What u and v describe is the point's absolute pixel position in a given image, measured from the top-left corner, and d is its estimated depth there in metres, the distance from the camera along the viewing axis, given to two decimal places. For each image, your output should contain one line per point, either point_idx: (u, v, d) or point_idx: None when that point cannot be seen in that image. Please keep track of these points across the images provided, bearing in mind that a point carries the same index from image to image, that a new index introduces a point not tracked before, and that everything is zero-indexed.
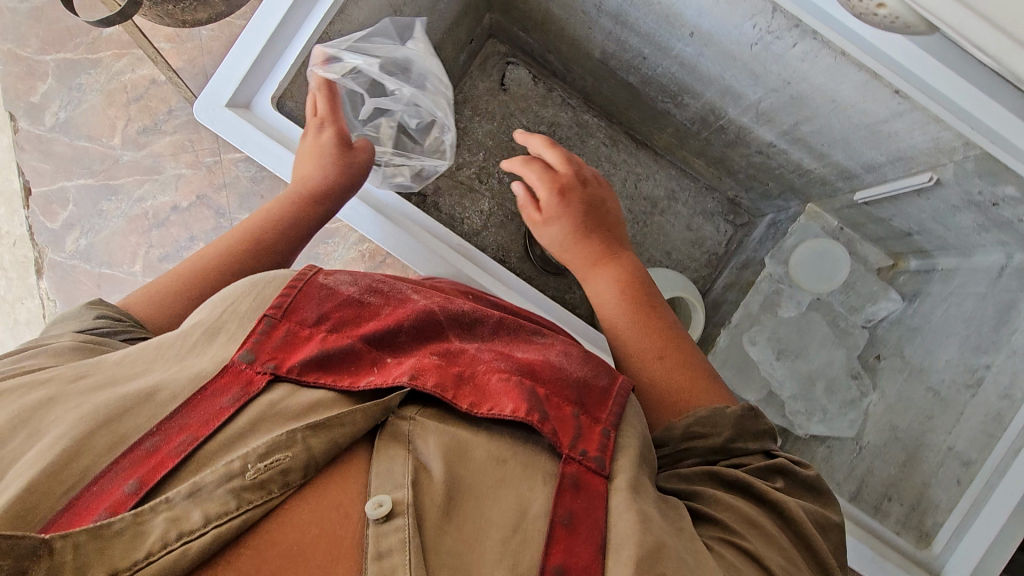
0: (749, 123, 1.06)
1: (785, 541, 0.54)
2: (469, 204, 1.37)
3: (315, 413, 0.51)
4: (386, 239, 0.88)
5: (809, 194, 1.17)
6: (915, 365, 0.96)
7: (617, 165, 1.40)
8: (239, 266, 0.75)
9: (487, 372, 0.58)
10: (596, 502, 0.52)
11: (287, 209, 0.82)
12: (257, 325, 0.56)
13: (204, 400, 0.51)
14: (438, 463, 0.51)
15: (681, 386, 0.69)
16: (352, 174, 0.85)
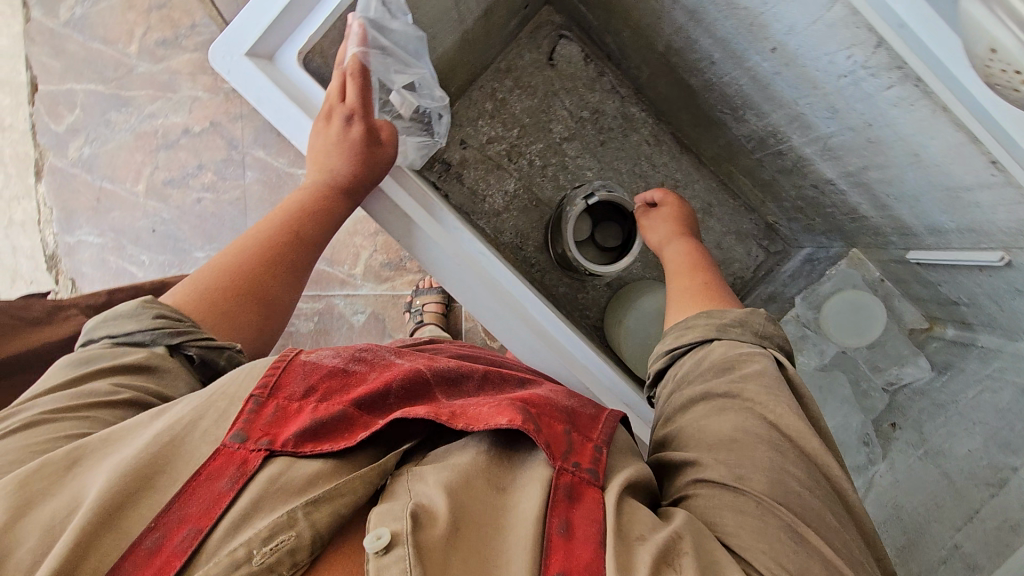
0: (811, 155, 0.97)
1: (770, 435, 0.59)
2: (495, 182, 1.29)
3: (312, 487, 0.48)
4: (407, 235, 0.80)
5: (856, 239, 1.09)
6: (935, 447, 0.90)
7: (656, 167, 1.33)
8: (275, 261, 0.77)
9: (478, 411, 0.55)
10: (598, 505, 0.50)
11: (318, 199, 0.82)
12: (244, 405, 0.52)
13: (202, 485, 0.47)
14: (441, 495, 0.48)
15: (705, 295, 0.81)
16: (374, 166, 0.80)
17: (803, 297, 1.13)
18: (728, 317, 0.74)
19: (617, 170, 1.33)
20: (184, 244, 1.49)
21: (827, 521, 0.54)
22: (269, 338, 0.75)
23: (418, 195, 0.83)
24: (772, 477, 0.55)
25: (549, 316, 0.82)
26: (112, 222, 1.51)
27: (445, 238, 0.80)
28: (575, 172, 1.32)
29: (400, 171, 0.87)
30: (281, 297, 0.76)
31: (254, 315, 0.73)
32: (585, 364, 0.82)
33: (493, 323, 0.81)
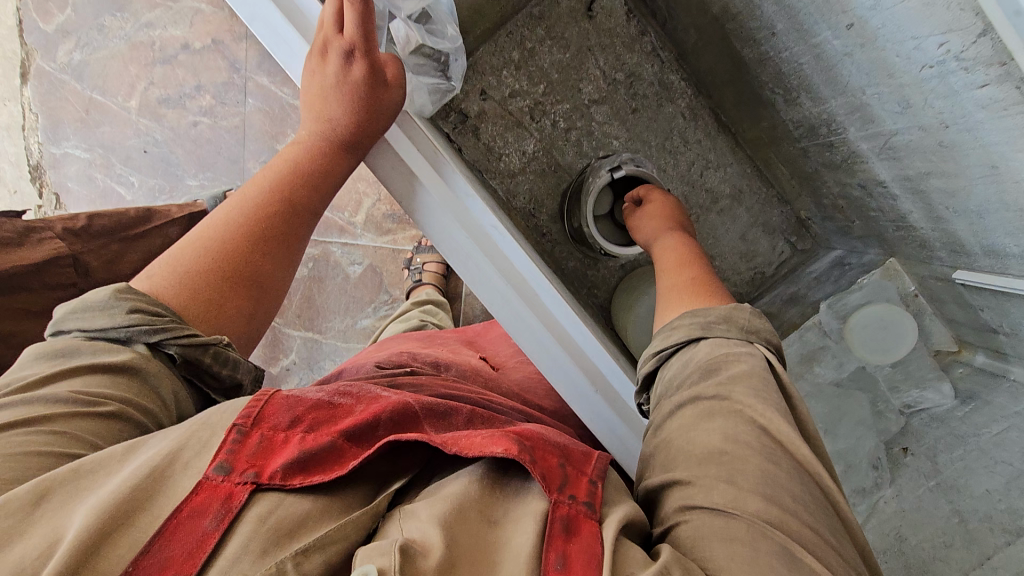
0: (866, 152, 0.88)
1: (761, 447, 0.53)
2: (513, 140, 1.18)
3: (302, 531, 0.46)
4: (411, 195, 0.71)
5: (896, 248, 1.00)
6: (951, 481, 0.86)
7: (688, 144, 1.23)
8: (269, 235, 0.68)
9: (471, 441, 0.53)
10: (595, 539, 0.47)
11: (312, 159, 0.73)
12: (226, 436, 0.50)
13: (184, 522, 0.45)
14: (435, 531, 0.46)
15: (697, 289, 0.74)
16: (379, 112, 0.72)
17: (828, 306, 1.05)
18: (712, 315, 0.67)
19: (646, 142, 1.22)
20: (176, 169, 1.40)
21: (826, 545, 0.48)
22: (262, 326, 0.69)
23: (423, 149, 0.75)
24: (764, 497, 0.49)
25: (560, 304, 0.75)
26: (99, 137, 1.41)
27: (454, 203, 0.73)
28: (600, 139, 1.21)
29: (406, 118, 0.78)
30: (275, 274, 0.68)
31: (247, 301, 0.65)
32: (595, 360, 0.75)
33: (500, 311, 0.72)
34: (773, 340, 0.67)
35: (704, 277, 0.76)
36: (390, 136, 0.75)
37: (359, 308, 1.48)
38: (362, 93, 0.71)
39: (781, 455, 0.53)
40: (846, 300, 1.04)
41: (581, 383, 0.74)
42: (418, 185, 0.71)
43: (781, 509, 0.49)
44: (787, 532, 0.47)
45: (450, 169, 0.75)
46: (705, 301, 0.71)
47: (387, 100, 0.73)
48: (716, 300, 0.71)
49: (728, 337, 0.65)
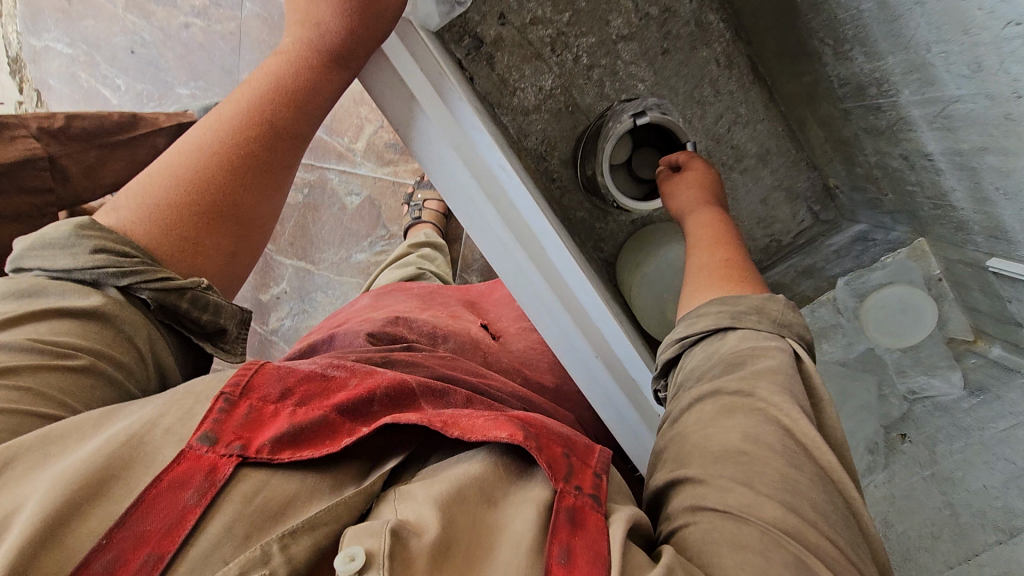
0: (916, 119, 0.80)
1: (785, 451, 0.50)
2: (530, 74, 1.08)
3: (293, 510, 0.48)
4: (412, 124, 0.64)
5: (928, 227, 0.93)
6: (949, 473, 0.83)
7: (718, 95, 1.14)
8: (246, 162, 0.65)
9: (471, 422, 0.55)
10: (600, 535, 0.48)
11: (297, 75, 0.68)
12: (214, 405, 0.52)
13: (162, 493, 0.46)
14: (433, 514, 0.47)
15: (727, 273, 0.70)
16: (374, 19, 0.64)
17: (846, 282, 1.00)
18: (742, 302, 0.64)
19: (674, 88, 1.13)
20: (165, 74, 1.30)
21: (842, 558, 0.46)
22: (246, 260, 0.69)
23: (431, 73, 0.66)
24: (782, 505, 0.47)
25: (569, 265, 0.69)
26: (83, 32, 1.31)
27: (461, 141, 0.66)
28: (624, 81, 1.12)
29: (408, 27, 0.68)
30: (255, 207, 0.67)
31: (225, 235, 0.65)
32: (598, 326, 0.71)
33: (501, 267, 0.67)
34: (804, 335, 0.63)
35: (734, 259, 0.73)
36: (386, 49, 0.67)
37: (355, 241, 1.42)
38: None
39: (802, 460, 0.50)
40: (868, 278, 0.98)
41: (582, 349, 0.70)
42: (420, 114, 0.64)
43: (798, 519, 0.46)
44: (801, 545, 0.45)
45: (459, 98, 0.67)
46: (733, 285, 0.68)
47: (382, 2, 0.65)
48: (745, 284, 0.68)
49: (757, 327, 0.61)
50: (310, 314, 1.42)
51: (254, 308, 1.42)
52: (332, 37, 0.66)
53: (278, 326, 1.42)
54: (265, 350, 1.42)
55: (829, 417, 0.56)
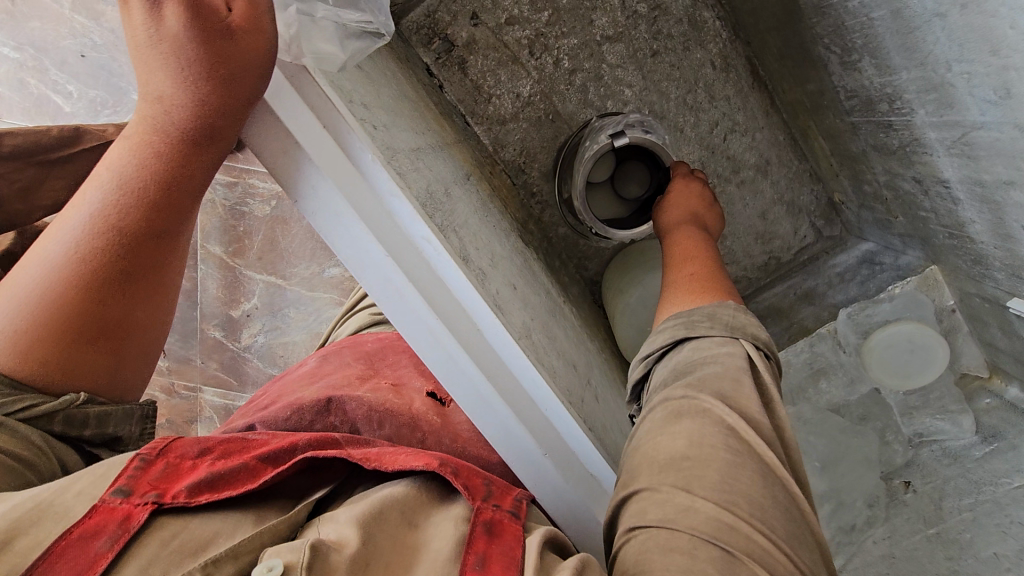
0: (932, 142, 0.70)
1: (728, 453, 0.44)
2: (506, 79, 0.98)
3: (217, 540, 0.43)
4: (300, 186, 0.41)
5: (942, 256, 0.84)
6: (954, 534, 0.76)
7: (713, 100, 1.02)
8: (106, 285, 0.44)
9: (394, 456, 0.52)
10: (519, 542, 0.43)
11: (140, 167, 0.41)
12: (127, 464, 0.46)
13: (71, 546, 0.40)
14: (352, 529, 0.43)
15: (692, 285, 0.63)
16: (232, 81, 0.39)
17: (848, 316, 0.95)
18: (698, 314, 0.57)
19: (664, 93, 1.01)
20: (118, 80, 1.22)
21: (784, 561, 0.40)
22: (137, 374, 0.50)
23: (323, 110, 0.42)
24: (717, 505, 0.41)
25: (522, 358, 0.48)
26: (31, 35, 1.23)
27: (369, 208, 0.43)
28: (610, 87, 1.00)
29: (301, 73, 0.43)
30: (131, 318, 0.46)
31: (96, 352, 0.46)
32: (549, 416, 0.50)
33: (440, 370, 0.46)
34: (762, 335, 0.55)
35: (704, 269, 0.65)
36: (267, 100, 0.41)
37: (326, 255, 1.34)
38: (197, 54, 0.40)
39: (750, 453, 0.44)
40: (875, 312, 0.93)
41: (526, 447, 0.49)
42: (315, 181, 0.41)
43: (734, 519, 0.40)
44: (735, 548, 0.39)
45: (364, 150, 0.43)
46: (699, 296, 0.60)
47: (241, 54, 0.40)
48: (716, 294, 0.60)
49: (710, 335, 0.54)
50: (282, 331, 1.35)
51: (224, 324, 1.35)
52: (181, 109, 0.40)
53: (250, 343, 1.36)
54: (237, 368, 1.36)
55: (782, 416, 0.49)
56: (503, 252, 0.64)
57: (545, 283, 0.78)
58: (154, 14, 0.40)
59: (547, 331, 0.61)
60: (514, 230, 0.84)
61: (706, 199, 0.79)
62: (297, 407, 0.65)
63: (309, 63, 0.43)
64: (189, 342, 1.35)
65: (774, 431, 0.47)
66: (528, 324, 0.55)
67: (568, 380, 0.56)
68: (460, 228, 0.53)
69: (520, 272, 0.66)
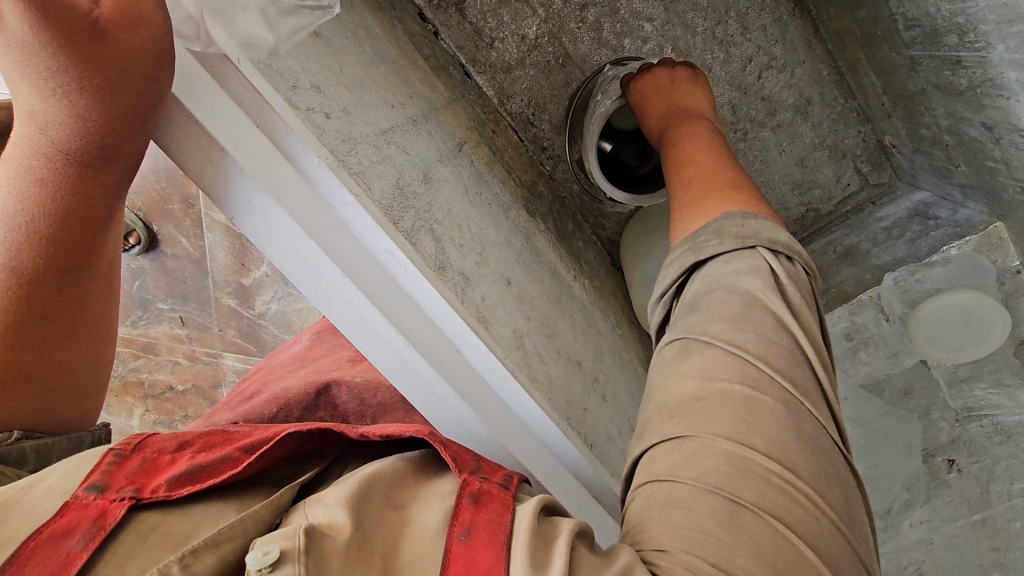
0: (1011, 84, 0.58)
1: (744, 386, 0.37)
2: (508, 20, 0.85)
3: (199, 531, 0.39)
4: (234, 199, 0.38)
5: (1011, 212, 0.73)
6: (1002, 523, 0.77)
7: (747, 31, 0.87)
8: (39, 332, 0.40)
9: (383, 428, 0.43)
10: (507, 509, 0.35)
11: (29, 199, 0.37)
12: (101, 459, 0.42)
13: (41, 547, 0.36)
14: (344, 513, 0.35)
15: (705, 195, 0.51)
16: (120, 90, 0.34)
17: (895, 282, 0.84)
18: (703, 234, 0.47)
19: (689, 26, 0.87)
20: None
21: (810, 504, 0.34)
22: (83, 405, 0.46)
23: (255, 109, 0.38)
24: (727, 441, 0.35)
25: (501, 372, 0.46)
26: None
27: (316, 219, 0.40)
28: (628, 22, 0.86)
29: (223, 63, 0.37)
30: (52, 361, 0.42)
31: (21, 396, 0.42)
32: (540, 438, 0.49)
33: (404, 386, 0.45)
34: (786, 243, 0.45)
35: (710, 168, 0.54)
36: (180, 97, 0.36)
37: None
38: (61, 61, 0.32)
39: (762, 382, 0.37)
40: (926, 277, 0.83)
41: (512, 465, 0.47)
42: (257, 194, 0.38)
43: (749, 457, 0.34)
44: (748, 492, 0.33)
45: (309, 153, 0.39)
46: (703, 203, 0.50)
47: (122, 54, 0.33)
48: (728, 197, 0.49)
49: (720, 254, 0.45)
50: (296, 297, 1.33)
51: (237, 292, 1.33)
52: (62, 129, 0.35)
53: (265, 310, 1.34)
54: (254, 335, 1.35)
55: (820, 342, 0.41)
56: (497, 236, 0.57)
57: (551, 259, 0.71)
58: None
59: (546, 327, 0.55)
60: (516, 198, 0.76)
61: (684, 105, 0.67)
62: (283, 403, 0.61)
63: (229, 51, 0.37)
64: (207, 311, 1.34)
65: (805, 359, 0.40)
66: (521, 328, 0.49)
67: (565, 386, 0.51)
68: (439, 223, 0.47)
69: (517, 257, 0.59)
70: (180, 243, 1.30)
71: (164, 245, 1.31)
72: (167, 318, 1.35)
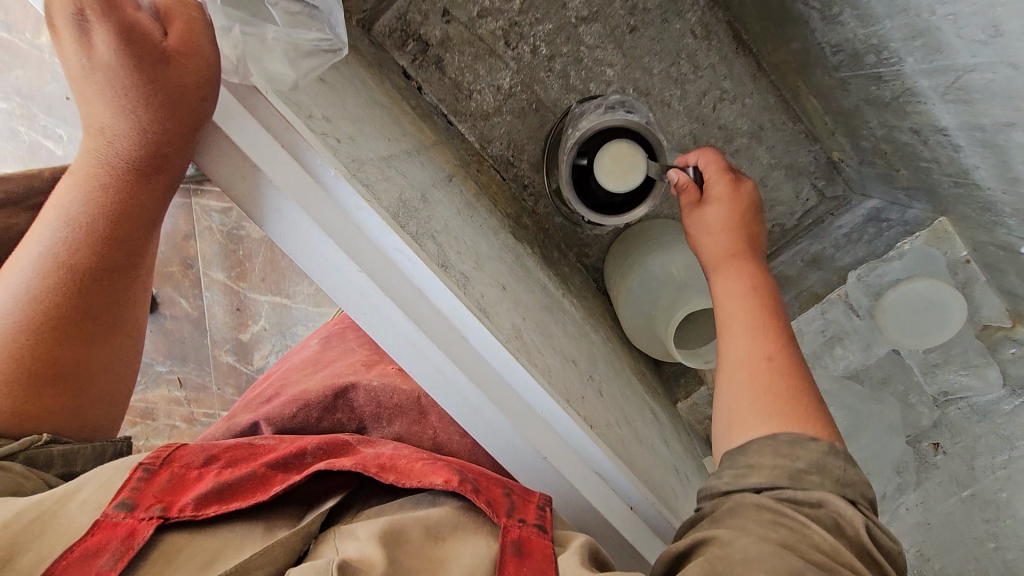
0: (925, 91, 0.67)
1: (828, 554, 0.39)
2: (484, 73, 0.94)
3: (226, 554, 0.42)
4: (265, 210, 0.44)
5: (949, 206, 0.80)
6: (990, 494, 0.79)
7: (699, 70, 0.97)
8: (79, 326, 0.47)
9: (411, 466, 0.48)
10: (549, 563, 0.41)
11: (89, 202, 0.44)
12: (132, 474, 0.44)
13: (73, 564, 0.38)
14: (375, 549, 0.40)
15: (779, 400, 0.49)
16: (172, 104, 0.42)
17: (858, 278, 0.90)
18: (788, 449, 0.46)
19: (647, 69, 0.97)
20: None
21: None
22: (106, 412, 0.51)
23: (280, 131, 0.43)
24: (810, 566, 0.38)
25: (507, 359, 0.49)
26: (15, 82, 1.24)
27: (333, 223, 0.45)
28: (591, 69, 0.96)
29: (254, 95, 0.44)
30: (89, 357, 0.48)
31: (54, 396, 0.47)
32: (545, 419, 0.51)
33: (412, 367, 0.49)
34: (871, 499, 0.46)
35: (771, 335, 0.53)
36: (217, 123, 0.42)
37: None
38: (134, 80, 0.42)
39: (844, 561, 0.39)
40: (885, 271, 0.89)
41: (521, 447, 0.51)
42: (284, 202, 0.43)
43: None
44: None
45: (326, 166, 0.44)
46: (786, 411, 0.48)
47: (180, 75, 0.42)
48: (802, 413, 0.48)
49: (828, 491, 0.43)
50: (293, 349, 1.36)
51: (236, 348, 1.36)
52: (125, 141, 0.43)
53: (263, 364, 1.36)
54: None
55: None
56: (490, 251, 0.63)
57: (540, 278, 0.77)
58: (85, 40, 0.42)
59: (542, 330, 0.59)
60: (504, 226, 0.82)
61: (749, 230, 0.62)
62: (303, 403, 0.63)
63: (260, 85, 0.44)
64: (205, 369, 1.37)
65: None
66: (518, 324, 0.54)
67: (565, 376, 0.56)
68: (439, 232, 0.52)
69: (510, 270, 0.65)
70: (178, 303, 1.34)
71: (163, 307, 1.35)
72: (166, 380, 1.37)
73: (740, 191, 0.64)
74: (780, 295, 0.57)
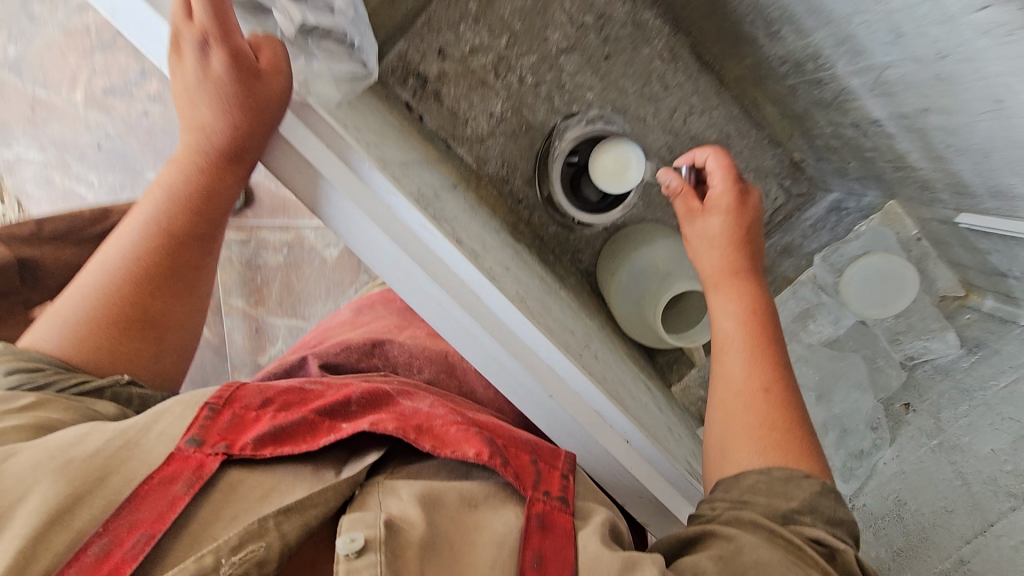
0: (857, 88, 0.78)
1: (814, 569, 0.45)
2: (478, 102, 1.06)
3: (278, 489, 0.48)
4: (319, 198, 0.54)
5: (896, 189, 0.91)
6: (954, 440, 0.84)
7: (669, 89, 1.10)
8: (171, 282, 0.62)
9: (445, 428, 0.55)
10: (568, 540, 0.48)
11: (188, 184, 0.59)
12: (200, 411, 0.52)
13: (155, 489, 0.46)
14: (415, 510, 0.48)
15: (770, 430, 0.55)
16: (256, 111, 0.53)
17: (823, 259, 1.04)
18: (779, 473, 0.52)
19: (623, 89, 1.09)
20: (134, 161, 1.35)
21: None
22: (178, 358, 0.67)
23: (331, 139, 0.54)
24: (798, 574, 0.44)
25: (518, 318, 0.58)
26: (52, 135, 1.37)
27: (372, 207, 0.54)
28: (573, 92, 1.08)
29: (307, 109, 0.56)
30: (173, 310, 0.63)
31: (150, 334, 0.63)
32: (548, 362, 0.60)
33: (437, 321, 0.58)
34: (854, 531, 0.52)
35: (768, 365, 0.59)
36: (284, 133, 0.54)
37: (340, 291, 1.41)
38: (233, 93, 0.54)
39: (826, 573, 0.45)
40: (845, 251, 1.02)
41: (533, 389, 0.60)
42: (332, 194, 0.53)
43: None
44: None
45: (363, 160, 0.55)
46: (777, 441, 0.55)
47: (267, 90, 0.54)
48: (792, 444, 0.54)
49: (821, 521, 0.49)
50: None
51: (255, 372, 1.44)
52: (220, 138, 0.56)
53: None
54: None
55: None
56: (495, 242, 0.73)
57: (540, 271, 0.87)
58: (203, 59, 0.53)
59: (544, 304, 0.69)
60: (504, 230, 0.93)
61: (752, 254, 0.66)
62: (347, 348, 0.80)
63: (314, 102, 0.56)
64: None
65: None
66: (522, 294, 0.64)
67: (566, 339, 0.65)
68: (452, 220, 0.62)
69: (512, 258, 0.74)
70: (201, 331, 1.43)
71: None
72: None
73: (745, 206, 0.67)
74: (776, 320, 0.63)
